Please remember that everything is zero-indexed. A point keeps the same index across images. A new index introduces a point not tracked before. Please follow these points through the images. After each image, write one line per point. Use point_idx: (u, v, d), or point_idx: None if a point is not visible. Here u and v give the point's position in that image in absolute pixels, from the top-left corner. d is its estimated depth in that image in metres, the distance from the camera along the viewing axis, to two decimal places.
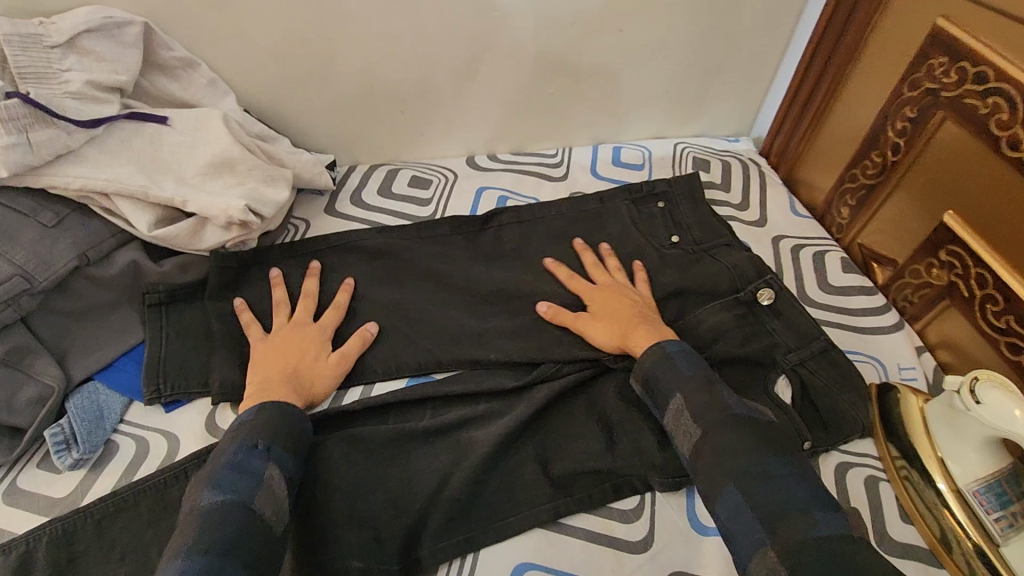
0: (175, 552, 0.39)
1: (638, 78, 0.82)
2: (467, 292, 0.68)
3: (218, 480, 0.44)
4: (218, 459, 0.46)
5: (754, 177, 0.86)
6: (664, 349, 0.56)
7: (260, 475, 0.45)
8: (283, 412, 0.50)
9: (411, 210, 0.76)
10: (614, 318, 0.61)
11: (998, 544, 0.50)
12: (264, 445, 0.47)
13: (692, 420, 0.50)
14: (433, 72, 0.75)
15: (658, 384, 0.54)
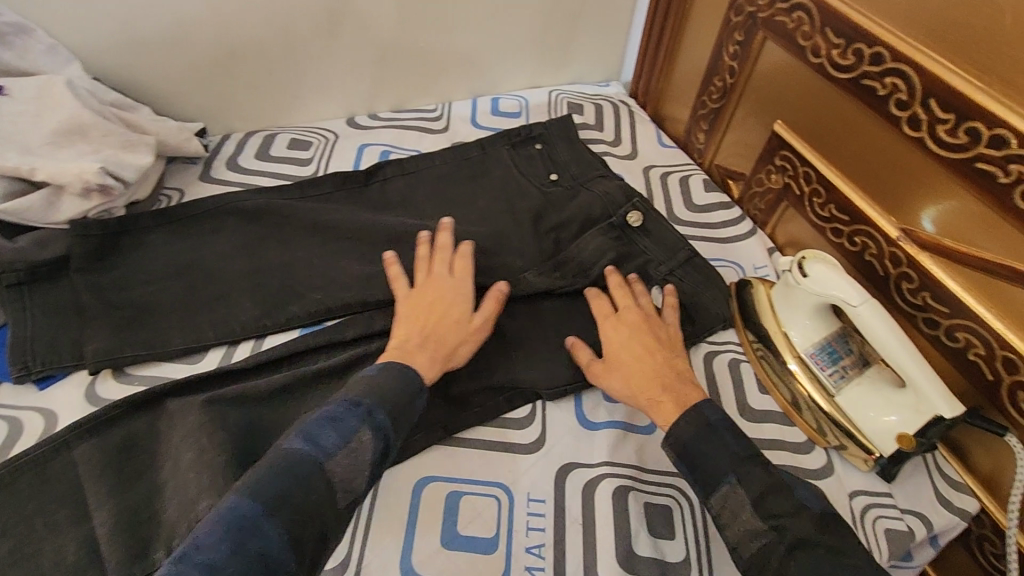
0: (241, 487, 0.40)
1: (505, 27, 0.85)
2: (354, 242, 0.69)
3: (315, 430, 0.43)
4: (322, 408, 0.45)
5: (625, 116, 0.92)
6: (704, 416, 0.50)
7: (353, 434, 0.44)
8: (402, 377, 0.49)
9: (291, 171, 0.76)
10: (638, 375, 0.56)
11: (834, 395, 0.58)
12: (367, 407, 0.46)
13: (751, 514, 0.45)
14: (296, 29, 0.74)
15: (697, 451, 0.49)
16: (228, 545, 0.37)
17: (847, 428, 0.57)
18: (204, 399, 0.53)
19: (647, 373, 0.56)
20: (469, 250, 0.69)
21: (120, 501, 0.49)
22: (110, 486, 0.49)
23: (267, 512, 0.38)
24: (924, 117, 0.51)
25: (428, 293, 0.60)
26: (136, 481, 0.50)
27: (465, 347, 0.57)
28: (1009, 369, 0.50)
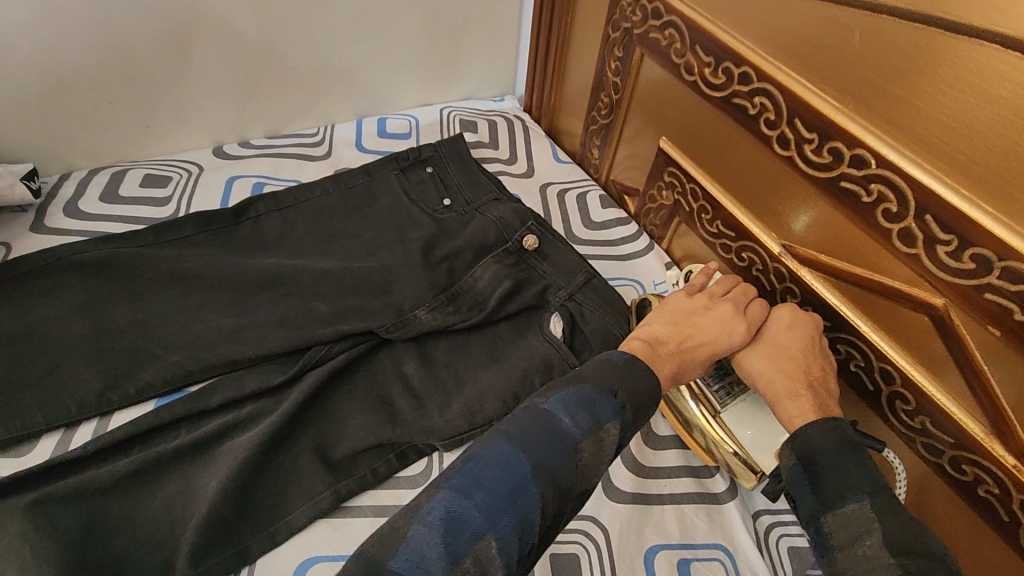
0: (506, 430, 0.37)
1: (382, 44, 0.80)
2: (223, 290, 0.62)
3: (576, 404, 0.39)
4: (569, 384, 0.41)
5: (519, 132, 0.89)
6: (844, 431, 0.43)
7: (604, 421, 0.39)
8: (646, 378, 0.43)
9: (145, 213, 0.67)
10: (785, 361, 0.50)
11: (719, 413, 0.55)
12: (623, 400, 0.41)
13: (877, 541, 0.37)
14: (135, 52, 0.66)
15: (831, 464, 0.42)
16: (499, 510, 0.33)
17: (733, 449, 0.54)
18: (30, 500, 0.45)
19: (791, 367, 0.50)
20: (354, 289, 0.64)
21: None
22: None
23: (532, 476, 0.35)
24: (792, 137, 0.52)
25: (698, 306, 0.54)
26: None
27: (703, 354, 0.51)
28: (886, 379, 0.52)
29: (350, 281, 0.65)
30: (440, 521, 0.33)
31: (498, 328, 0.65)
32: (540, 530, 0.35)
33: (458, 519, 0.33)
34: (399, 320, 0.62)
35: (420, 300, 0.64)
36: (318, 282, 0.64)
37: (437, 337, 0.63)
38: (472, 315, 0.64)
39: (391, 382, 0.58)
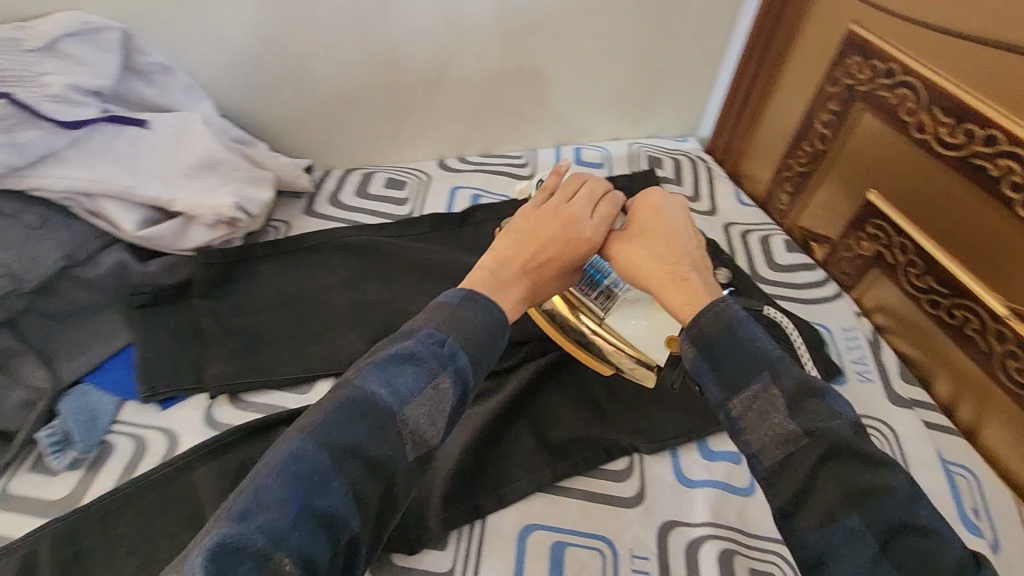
0: (302, 427, 0.37)
1: (594, 81, 0.88)
2: (451, 281, 0.71)
3: (394, 369, 0.39)
4: (388, 348, 0.40)
5: (703, 172, 0.94)
6: (736, 313, 0.43)
7: (431, 375, 0.40)
8: (483, 312, 0.44)
9: (388, 210, 0.79)
10: (658, 250, 0.50)
11: (604, 318, 0.59)
12: (451, 347, 0.41)
13: (784, 416, 0.39)
14: (406, 76, 0.77)
15: (727, 349, 0.42)
16: (291, 521, 0.33)
17: (627, 352, 0.58)
18: None
19: (670, 250, 0.50)
20: None
21: None
22: None
23: (329, 467, 0.35)
24: None
25: (554, 223, 0.52)
26: None
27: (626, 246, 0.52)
28: None
29: None
30: (211, 551, 0.31)
31: None
32: (355, 515, 0.36)
33: (240, 539, 0.32)
34: None
35: None
36: None
37: None
38: None
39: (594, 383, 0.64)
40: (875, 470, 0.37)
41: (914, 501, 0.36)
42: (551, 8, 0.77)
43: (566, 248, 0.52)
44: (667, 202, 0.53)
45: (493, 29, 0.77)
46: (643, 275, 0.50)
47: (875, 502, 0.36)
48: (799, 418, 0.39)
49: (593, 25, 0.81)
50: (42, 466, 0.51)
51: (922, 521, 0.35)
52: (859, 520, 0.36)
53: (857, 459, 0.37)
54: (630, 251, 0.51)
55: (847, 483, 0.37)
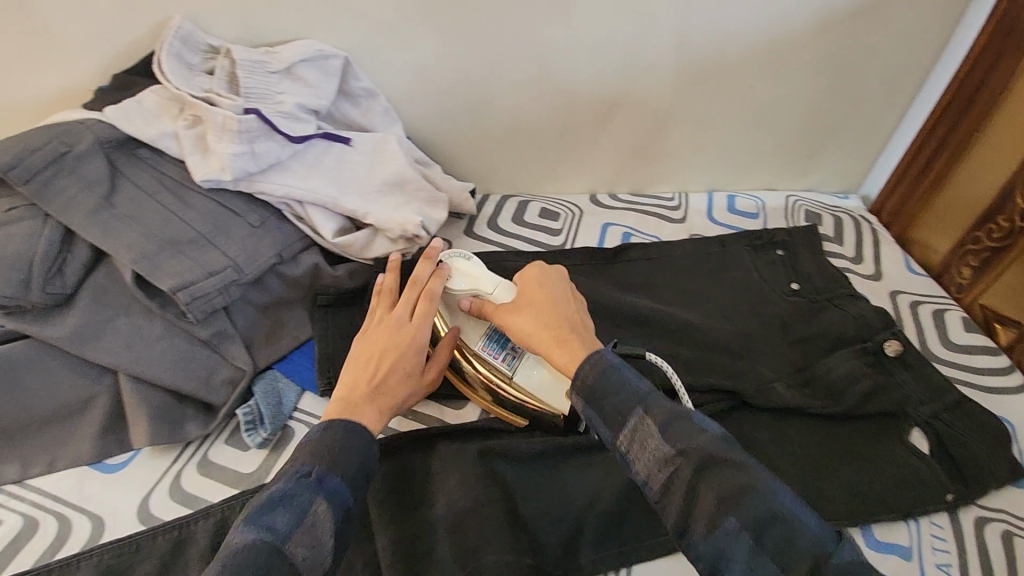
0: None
1: (761, 131, 0.86)
2: (601, 317, 0.72)
3: (265, 513, 0.40)
4: (264, 494, 0.42)
5: (867, 235, 0.88)
6: (606, 358, 0.48)
7: (303, 512, 0.41)
8: (350, 437, 0.46)
9: (543, 239, 0.82)
10: (544, 317, 0.54)
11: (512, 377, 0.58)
12: (318, 475, 0.43)
13: (659, 440, 0.43)
14: (577, 114, 0.80)
15: (603, 388, 0.46)
16: None
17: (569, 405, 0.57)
18: (478, 450, 0.57)
19: (542, 321, 0.53)
20: (712, 347, 0.70)
21: (402, 529, 0.53)
22: (394, 514, 0.54)
23: None
24: None
25: (379, 336, 0.55)
26: (416, 512, 0.55)
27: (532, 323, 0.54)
28: None
29: (711, 339, 0.70)
30: None
31: (852, 427, 0.64)
32: None
33: None
34: (759, 389, 0.66)
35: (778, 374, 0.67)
36: (682, 333, 0.70)
37: (789, 416, 0.65)
38: (826, 405, 0.65)
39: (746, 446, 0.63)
40: (744, 475, 0.39)
41: (784, 496, 0.39)
42: (731, 56, 0.76)
43: (405, 363, 0.54)
44: (545, 276, 0.57)
45: (668, 74, 0.77)
46: (534, 344, 0.53)
47: (750, 500, 0.38)
48: (669, 438, 0.42)
49: (771, 75, 0.79)
50: (236, 440, 0.57)
51: (792, 515, 0.38)
52: (736, 521, 0.38)
53: (719, 468, 0.40)
54: (520, 323, 0.54)
55: (725, 489, 0.39)
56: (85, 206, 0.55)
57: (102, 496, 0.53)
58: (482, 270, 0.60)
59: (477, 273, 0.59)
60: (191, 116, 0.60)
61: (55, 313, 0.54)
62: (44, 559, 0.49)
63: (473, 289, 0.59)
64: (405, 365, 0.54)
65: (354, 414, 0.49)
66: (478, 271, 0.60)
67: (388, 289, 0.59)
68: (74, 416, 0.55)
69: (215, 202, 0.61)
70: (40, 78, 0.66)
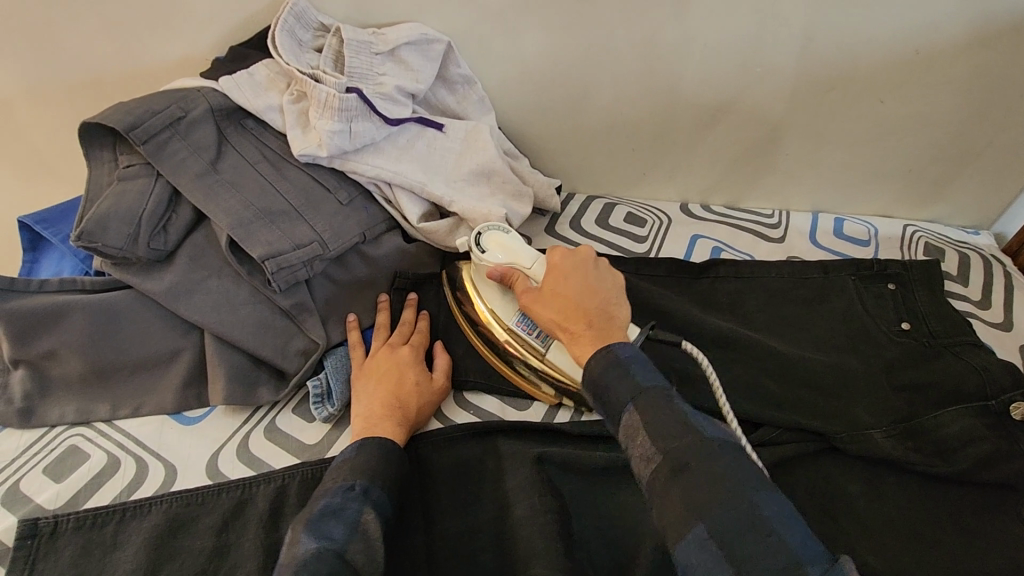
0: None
1: (884, 151, 0.77)
2: (680, 333, 0.68)
3: (320, 524, 0.43)
4: (315, 506, 0.45)
5: (998, 276, 0.78)
6: (616, 352, 0.47)
7: (355, 521, 0.44)
8: (380, 451, 0.50)
9: (626, 246, 0.79)
10: (562, 306, 0.52)
11: (545, 352, 0.57)
12: (361, 487, 0.46)
13: (647, 437, 0.41)
14: (679, 115, 0.75)
15: (604, 382, 0.45)
16: None
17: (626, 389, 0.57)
18: (537, 454, 0.54)
19: (558, 313, 0.52)
20: (801, 381, 0.64)
21: (450, 523, 0.52)
22: (443, 507, 0.53)
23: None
24: None
25: (378, 366, 0.59)
26: (466, 507, 0.53)
27: (547, 311, 0.53)
28: None
29: (801, 372, 0.64)
30: None
31: (959, 494, 0.56)
32: None
33: None
34: (853, 434, 0.59)
35: (875, 420, 0.60)
36: (769, 361, 0.65)
37: (884, 469, 0.59)
38: (932, 464, 0.57)
39: (831, 497, 0.58)
40: (727, 486, 0.37)
41: (767, 508, 0.36)
42: (863, 64, 0.68)
43: (405, 382, 0.57)
44: (572, 259, 0.55)
45: (786, 81, 0.71)
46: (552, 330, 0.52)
47: (723, 512, 0.36)
48: (656, 438, 0.41)
49: (906, 89, 0.70)
50: (304, 410, 0.59)
51: (768, 528, 0.35)
52: (705, 530, 0.36)
53: (700, 471, 0.38)
54: (541, 309, 0.53)
55: (702, 496, 0.37)
56: (192, 171, 0.58)
57: (178, 445, 0.55)
58: (521, 246, 0.60)
59: (516, 248, 0.60)
60: (297, 91, 0.62)
61: (155, 269, 0.57)
62: (121, 498, 0.52)
63: (512, 262, 0.59)
64: (410, 383, 0.57)
65: (373, 431, 0.52)
66: (517, 245, 0.60)
67: (356, 325, 0.62)
68: (161, 366, 0.58)
69: (309, 177, 0.62)
70: (168, 47, 0.70)
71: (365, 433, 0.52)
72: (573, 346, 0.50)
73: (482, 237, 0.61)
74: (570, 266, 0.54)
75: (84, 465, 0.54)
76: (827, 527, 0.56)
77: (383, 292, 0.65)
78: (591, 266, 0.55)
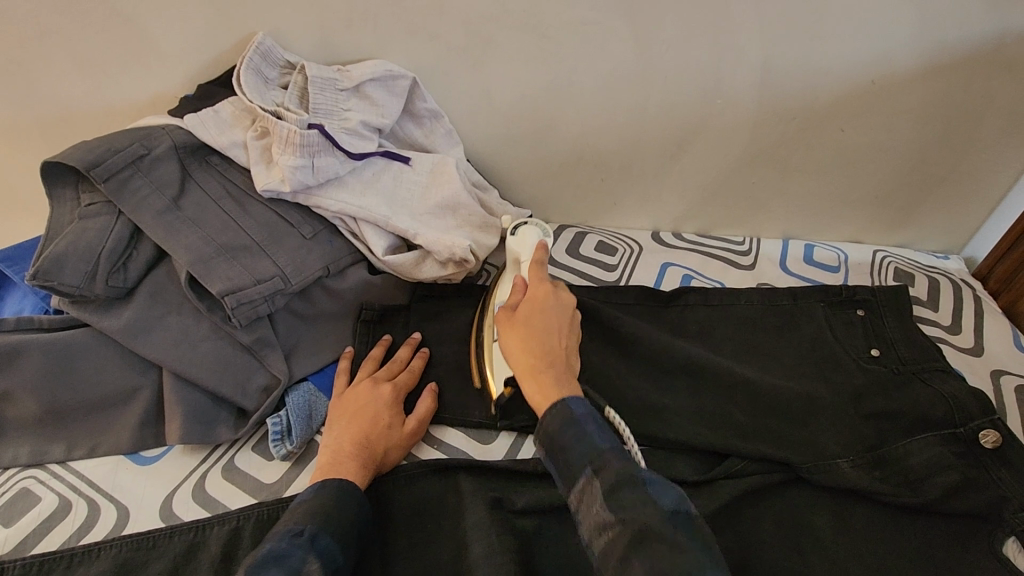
0: None
1: (850, 180, 0.78)
2: (649, 363, 0.68)
3: (259, 570, 0.41)
4: (257, 554, 0.42)
5: (968, 300, 0.78)
6: (569, 407, 0.46)
7: (298, 570, 0.42)
8: (335, 495, 0.48)
9: (596, 274, 0.80)
10: (534, 342, 0.51)
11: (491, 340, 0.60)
12: (310, 534, 0.44)
13: (602, 506, 0.40)
14: (645, 146, 0.76)
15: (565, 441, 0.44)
16: None
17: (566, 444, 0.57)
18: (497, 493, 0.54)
19: (535, 344, 0.51)
20: (769, 410, 0.63)
21: (408, 563, 0.51)
22: (403, 549, 0.52)
23: None
24: None
25: (353, 400, 0.58)
26: (425, 547, 0.52)
27: (522, 338, 0.52)
28: None
29: (768, 401, 0.64)
30: None
31: (928, 525, 0.56)
32: None
33: None
34: (821, 464, 0.59)
35: (845, 449, 0.60)
36: (739, 390, 0.65)
37: (851, 498, 0.58)
38: (901, 495, 0.56)
39: (800, 531, 0.57)
40: (680, 555, 0.36)
41: None
42: (822, 96, 0.70)
43: (378, 422, 0.56)
44: (553, 303, 0.55)
45: (747, 112, 0.72)
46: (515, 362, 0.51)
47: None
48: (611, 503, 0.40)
49: (867, 117, 0.71)
50: (264, 448, 0.58)
51: None
52: None
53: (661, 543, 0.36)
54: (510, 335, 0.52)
55: (661, 562, 0.35)
56: (153, 208, 0.58)
57: (132, 487, 0.55)
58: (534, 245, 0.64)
59: (527, 245, 0.64)
60: (260, 127, 0.62)
61: (114, 307, 0.56)
62: (70, 543, 0.51)
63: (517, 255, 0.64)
64: (380, 424, 0.56)
65: (334, 472, 0.51)
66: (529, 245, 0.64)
67: (350, 355, 0.63)
68: (118, 406, 0.57)
69: (272, 212, 0.63)
70: (140, 86, 0.71)
71: (319, 476, 0.51)
72: (539, 388, 0.48)
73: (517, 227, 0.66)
74: (546, 304, 0.55)
75: (34, 509, 0.53)
76: (795, 561, 0.55)
77: (386, 335, 0.65)
78: (566, 313, 0.56)
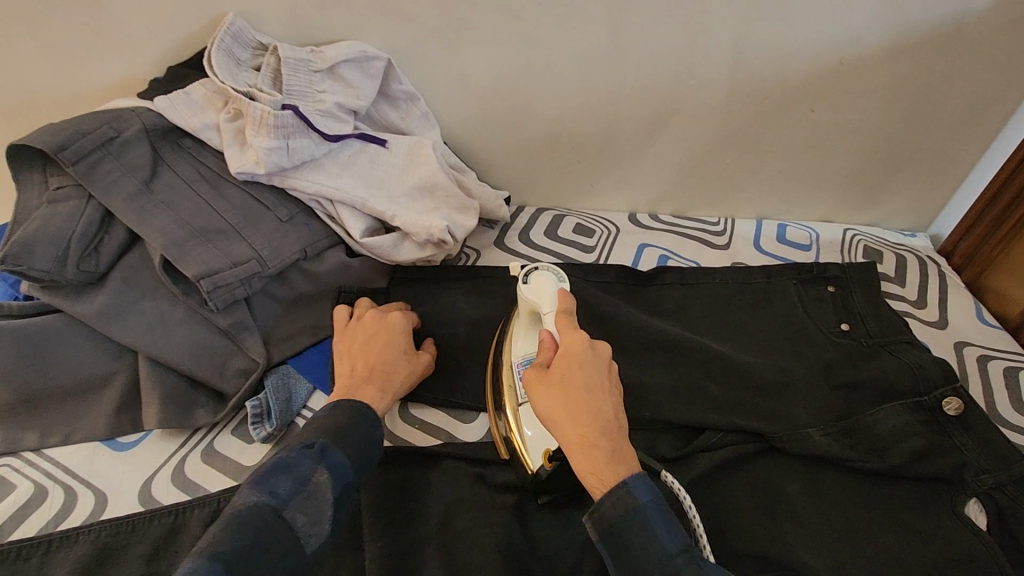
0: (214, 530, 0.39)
1: (820, 160, 0.80)
2: (627, 341, 0.69)
3: (268, 477, 0.42)
4: (270, 459, 0.43)
5: (934, 275, 0.81)
6: (631, 493, 0.42)
7: (306, 480, 0.43)
8: (351, 414, 0.48)
9: (574, 255, 0.81)
10: (577, 413, 0.45)
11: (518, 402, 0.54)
12: (321, 447, 0.44)
13: None
14: (620, 128, 0.77)
15: (621, 538, 0.42)
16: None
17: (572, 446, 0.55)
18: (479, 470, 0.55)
19: (581, 412, 0.45)
20: (743, 383, 0.65)
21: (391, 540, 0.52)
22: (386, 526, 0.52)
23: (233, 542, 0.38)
24: None
25: (365, 331, 0.58)
26: (408, 524, 0.53)
27: (559, 412, 0.46)
28: None
29: (742, 375, 0.65)
30: None
31: (895, 490, 0.58)
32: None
33: None
34: (793, 434, 0.60)
35: (816, 419, 0.61)
36: (713, 364, 0.66)
37: (821, 466, 0.60)
38: (869, 460, 0.58)
39: (773, 498, 0.58)
40: None
41: None
42: (792, 75, 0.71)
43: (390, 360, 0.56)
44: (588, 357, 0.48)
45: (719, 93, 0.73)
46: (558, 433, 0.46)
47: None
48: None
49: (835, 97, 0.73)
50: (244, 431, 0.58)
51: None
52: None
53: None
54: (547, 406, 0.46)
55: None
56: (124, 191, 0.57)
57: (109, 473, 0.54)
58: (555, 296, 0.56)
59: (546, 297, 0.56)
60: (233, 109, 0.62)
61: (87, 292, 0.56)
62: (47, 529, 0.50)
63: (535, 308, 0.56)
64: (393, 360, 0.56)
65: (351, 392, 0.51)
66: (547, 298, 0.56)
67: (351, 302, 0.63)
68: (93, 392, 0.56)
69: (248, 194, 0.62)
70: (106, 68, 0.69)
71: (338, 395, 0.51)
72: (587, 466, 0.44)
73: (529, 272, 0.58)
74: (582, 361, 0.48)
75: (9, 496, 0.52)
76: (767, 526, 0.57)
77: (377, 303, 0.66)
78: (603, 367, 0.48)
